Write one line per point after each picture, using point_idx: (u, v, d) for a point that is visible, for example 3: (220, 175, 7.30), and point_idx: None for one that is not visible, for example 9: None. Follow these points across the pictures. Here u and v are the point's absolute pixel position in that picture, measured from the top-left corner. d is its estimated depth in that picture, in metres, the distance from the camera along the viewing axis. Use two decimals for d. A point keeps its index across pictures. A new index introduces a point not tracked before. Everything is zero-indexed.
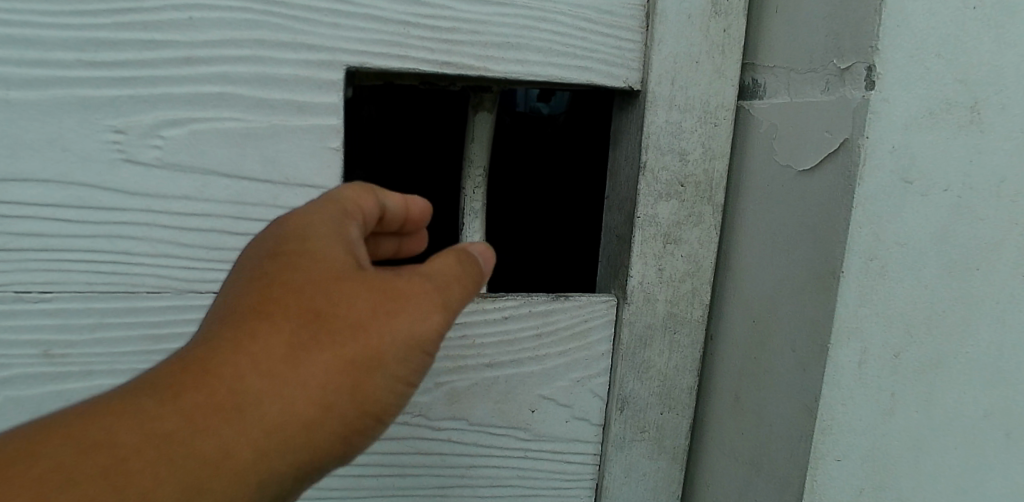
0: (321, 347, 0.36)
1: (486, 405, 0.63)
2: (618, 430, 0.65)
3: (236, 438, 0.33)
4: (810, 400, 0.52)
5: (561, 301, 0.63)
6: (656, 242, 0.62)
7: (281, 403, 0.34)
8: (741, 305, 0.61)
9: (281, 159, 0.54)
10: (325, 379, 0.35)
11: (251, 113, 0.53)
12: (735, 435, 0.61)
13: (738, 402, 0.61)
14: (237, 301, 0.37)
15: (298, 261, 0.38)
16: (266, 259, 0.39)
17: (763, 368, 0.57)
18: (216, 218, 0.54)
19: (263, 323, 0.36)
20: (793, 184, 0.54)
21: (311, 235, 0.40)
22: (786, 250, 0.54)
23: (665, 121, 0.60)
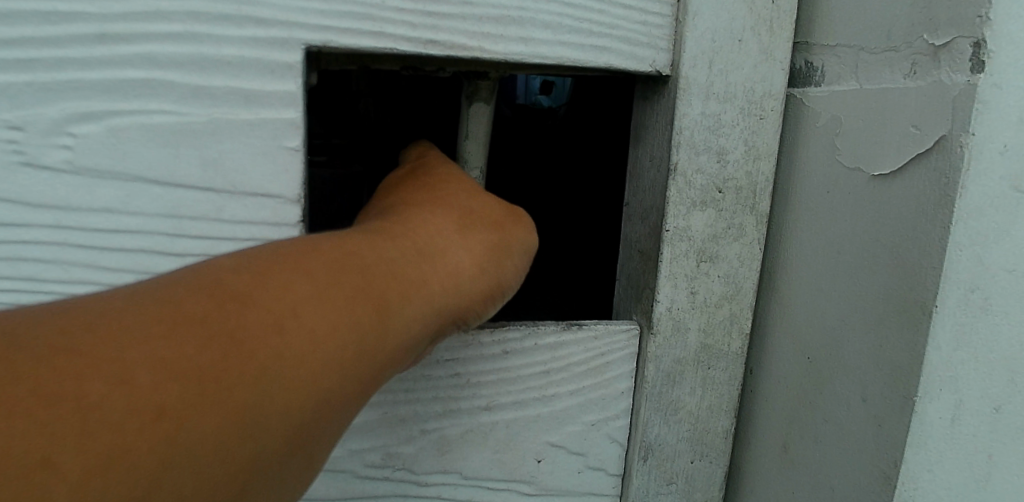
0: (472, 229, 0.43)
1: (482, 455, 0.53)
2: (640, 483, 0.55)
3: (422, 275, 0.38)
4: (888, 466, 0.41)
5: (573, 331, 0.52)
6: (689, 260, 0.51)
7: (453, 257, 0.40)
8: (791, 336, 0.50)
9: (224, 162, 0.43)
10: (478, 248, 0.42)
11: (187, 104, 0.42)
12: (784, 495, 0.50)
13: (789, 458, 0.50)
14: (392, 209, 0.44)
15: (432, 189, 0.46)
16: (402, 193, 0.46)
17: (821, 417, 0.46)
18: (144, 235, 0.43)
19: (424, 209, 0.43)
20: (865, 194, 0.43)
21: (431, 181, 0.48)
22: (853, 274, 0.44)
23: (701, 114, 0.49)
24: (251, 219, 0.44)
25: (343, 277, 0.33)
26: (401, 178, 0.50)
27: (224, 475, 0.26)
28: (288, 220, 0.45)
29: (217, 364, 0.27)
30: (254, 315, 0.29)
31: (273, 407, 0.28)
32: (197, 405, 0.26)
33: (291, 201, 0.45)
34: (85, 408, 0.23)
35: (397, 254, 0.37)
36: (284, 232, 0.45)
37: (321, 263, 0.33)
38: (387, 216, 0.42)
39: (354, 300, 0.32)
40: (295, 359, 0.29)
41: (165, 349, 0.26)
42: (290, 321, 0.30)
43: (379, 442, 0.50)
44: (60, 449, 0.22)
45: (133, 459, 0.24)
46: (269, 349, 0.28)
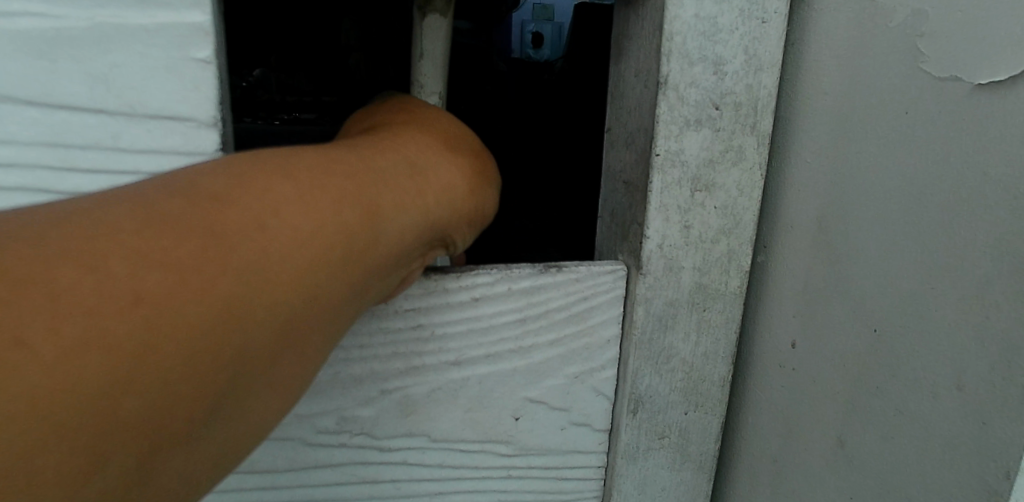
0: (460, 148, 0.39)
1: (453, 415, 0.47)
2: (629, 439, 0.50)
3: (414, 183, 0.34)
4: (1000, 478, 0.32)
5: (552, 274, 0.46)
6: (682, 188, 0.45)
7: (442, 168, 0.37)
8: (833, 289, 0.41)
9: (117, 78, 0.36)
10: (465, 166, 0.39)
11: (61, 5, 0.34)
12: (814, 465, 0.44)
13: (816, 412, 0.43)
14: (373, 127, 0.40)
15: (411, 109, 0.42)
16: (377, 114, 0.42)
17: (847, 363, 0.41)
18: (23, 171, 0.36)
19: (411, 126, 0.39)
20: (901, 103, 0.36)
21: (411, 105, 0.43)
22: (937, 218, 0.35)
23: (695, 15, 0.42)
24: (158, 148, 0.37)
25: (329, 177, 0.30)
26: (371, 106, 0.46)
27: (211, 370, 0.24)
28: (202, 148, 0.38)
29: (197, 255, 0.24)
30: (235, 210, 0.26)
31: (252, 307, 0.25)
32: (176, 293, 0.23)
33: (207, 126, 0.38)
34: (52, 293, 0.21)
35: (386, 162, 0.34)
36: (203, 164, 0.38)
37: (306, 164, 0.30)
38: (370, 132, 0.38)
39: (342, 201, 0.29)
40: (281, 256, 0.26)
41: (139, 238, 0.23)
42: (270, 220, 0.26)
43: (333, 406, 0.44)
44: (21, 331, 0.20)
45: (106, 344, 0.21)
46: (252, 245, 0.26)
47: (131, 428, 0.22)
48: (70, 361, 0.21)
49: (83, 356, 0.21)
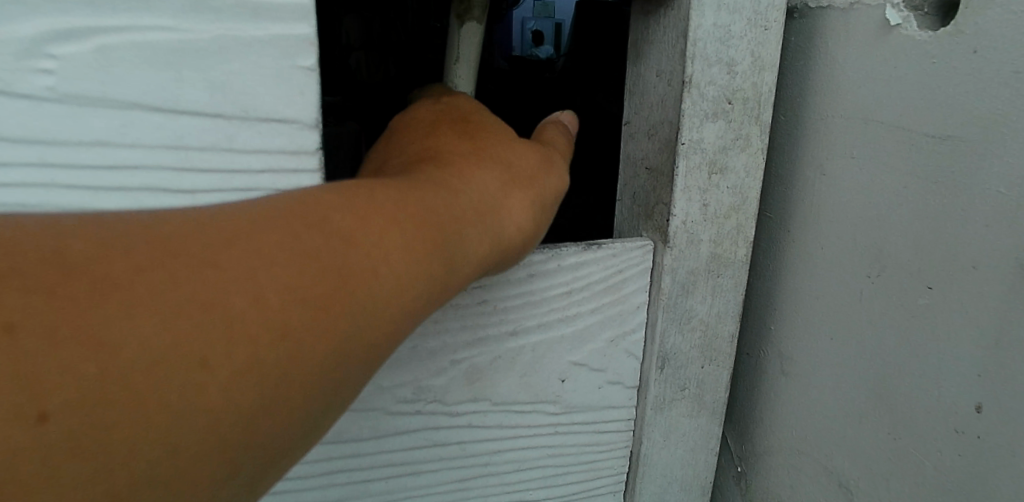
0: (523, 167, 0.42)
1: (511, 380, 0.53)
2: (656, 391, 0.57)
3: (482, 225, 0.37)
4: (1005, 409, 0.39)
5: (593, 251, 0.52)
6: (701, 171, 0.52)
7: (508, 206, 0.39)
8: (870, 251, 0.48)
9: (231, 85, 0.40)
10: (526, 191, 0.41)
11: (186, 20, 0.38)
12: (804, 394, 0.55)
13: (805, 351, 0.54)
14: (439, 133, 0.43)
15: (471, 115, 0.45)
16: (441, 111, 0.45)
17: (823, 308, 0.52)
18: (146, 172, 0.39)
19: (474, 143, 0.42)
20: (873, 101, 0.47)
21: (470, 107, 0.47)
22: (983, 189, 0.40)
23: (713, 24, 0.49)
24: (266, 148, 0.41)
25: (424, 226, 0.33)
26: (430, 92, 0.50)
27: (324, 397, 0.27)
28: (305, 147, 0.42)
29: (327, 296, 0.27)
30: (352, 255, 0.29)
31: (360, 346, 0.29)
32: (309, 330, 0.27)
33: (309, 127, 0.42)
34: (223, 323, 0.24)
35: (462, 201, 0.37)
36: (303, 161, 0.42)
37: (401, 205, 0.33)
38: (438, 146, 0.42)
39: (432, 252, 0.32)
40: (387, 303, 0.30)
41: (287, 278, 0.26)
42: (381, 268, 0.30)
43: (410, 377, 0.49)
44: (201, 357, 0.24)
45: (258, 373, 0.25)
46: (366, 290, 0.29)
47: (265, 448, 0.26)
48: (232, 385, 0.24)
49: (241, 381, 0.24)
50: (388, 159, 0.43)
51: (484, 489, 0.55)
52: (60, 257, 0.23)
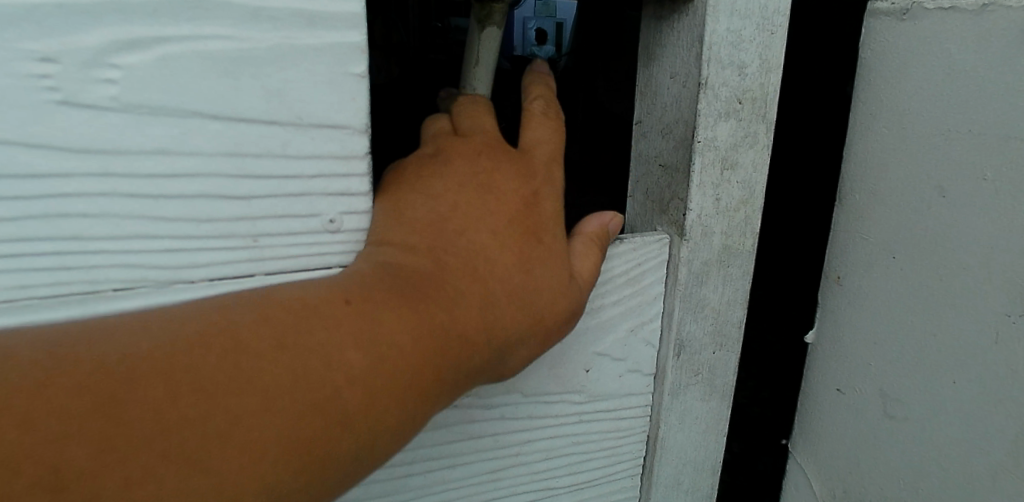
0: (547, 324, 0.44)
1: (541, 373, 0.55)
2: (674, 377, 0.60)
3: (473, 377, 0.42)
4: None
5: (617, 245, 0.55)
6: (715, 167, 0.55)
7: (509, 354, 0.44)
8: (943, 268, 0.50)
9: (286, 92, 0.40)
10: (534, 345, 0.44)
11: (245, 28, 0.39)
12: (860, 393, 0.58)
13: (868, 354, 0.57)
14: (505, 243, 0.44)
15: (545, 227, 0.46)
16: (526, 199, 0.45)
17: (886, 317, 0.55)
18: (204, 179, 0.40)
19: (524, 288, 0.43)
20: (944, 117, 0.49)
21: (552, 208, 0.47)
22: None
23: (726, 29, 0.52)
24: (320, 154, 0.42)
25: (417, 407, 0.38)
26: (531, 125, 0.49)
27: None
28: (356, 151, 0.43)
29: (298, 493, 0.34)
30: (332, 451, 0.35)
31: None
32: None
33: (359, 132, 0.43)
34: None
35: (470, 364, 0.41)
36: (352, 165, 0.43)
37: (411, 386, 0.37)
38: (492, 267, 0.43)
39: (412, 428, 0.38)
40: (353, 477, 0.37)
41: (272, 484, 0.33)
42: (362, 452, 0.36)
43: None
44: None
45: None
46: (337, 477, 0.36)
47: None
48: None
49: None
50: (454, 232, 0.43)
51: (515, 479, 0.57)
52: (65, 483, 0.29)
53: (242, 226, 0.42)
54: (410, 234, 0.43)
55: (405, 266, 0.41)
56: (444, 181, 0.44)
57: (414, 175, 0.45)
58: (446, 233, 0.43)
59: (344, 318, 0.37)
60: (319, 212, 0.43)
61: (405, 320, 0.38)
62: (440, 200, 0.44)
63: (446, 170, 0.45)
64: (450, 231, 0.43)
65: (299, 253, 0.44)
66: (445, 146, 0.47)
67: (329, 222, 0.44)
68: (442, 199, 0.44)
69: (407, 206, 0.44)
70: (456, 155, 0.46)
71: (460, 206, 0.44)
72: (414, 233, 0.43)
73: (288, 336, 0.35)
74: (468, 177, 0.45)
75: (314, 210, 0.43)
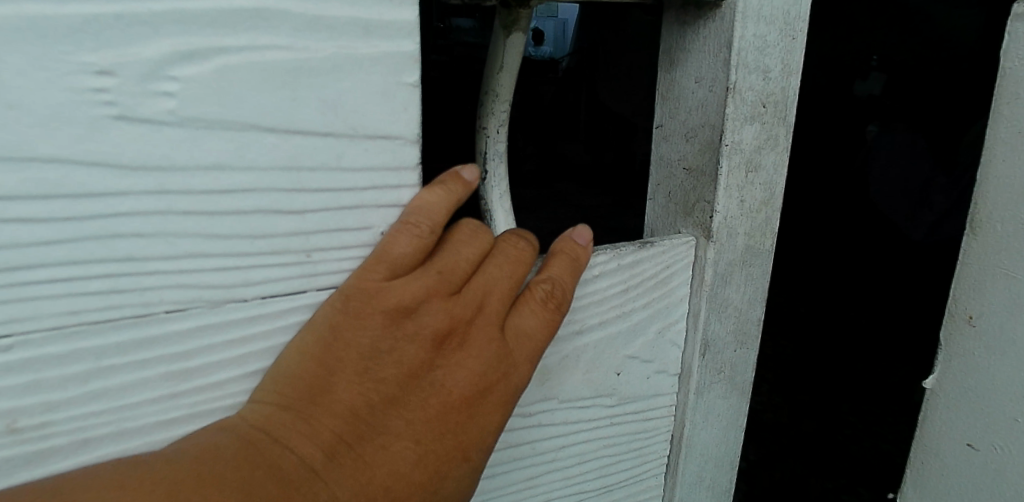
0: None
1: (576, 378, 0.55)
2: (699, 376, 0.61)
3: None
4: None
5: (648, 248, 0.55)
6: (740, 169, 0.56)
7: None
8: None
9: (343, 103, 0.39)
10: None
11: (303, 38, 0.37)
12: (993, 422, 0.64)
13: (1007, 390, 0.63)
14: (419, 462, 0.37)
15: (462, 424, 0.38)
16: (464, 406, 0.38)
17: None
18: (260, 194, 0.39)
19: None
20: None
21: (489, 423, 0.39)
22: None
23: (753, 35, 0.53)
24: (373, 165, 0.41)
25: None
26: (511, 295, 0.41)
27: None
28: (407, 162, 0.42)
29: None
30: None
31: None
32: None
33: (411, 142, 0.42)
34: None
35: None
36: (403, 176, 0.42)
37: None
38: (393, 483, 0.36)
39: None
40: None
41: None
42: None
43: None
44: None
45: None
46: None
47: None
48: None
49: None
50: (366, 420, 0.36)
51: (550, 486, 0.57)
52: None
53: (296, 242, 0.40)
54: (321, 401, 0.35)
55: (296, 447, 0.34)
56: (385, 345, 0.36)
57: (363, 312, 0.36)
58: (358, 417, 0.36)
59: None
60: (370, 225, 0.42)
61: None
62: (368, 373, 0.36)
63: (397, 331, 0.37)
64: (363, 413, 0.36)
65: (350, 267, 0.43)
66: (414, 277, 0.37)
67: (380, 235, 0.43)
68: (371, 371, 0.36)
69: (335, 361, 0.36)
70: (416, 308, 0.37)
71: (389, 389, 0.37)
72: (326, 405, 0.35)
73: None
74: (408, 328, 0.37)
75: (365, 224, 0.42)
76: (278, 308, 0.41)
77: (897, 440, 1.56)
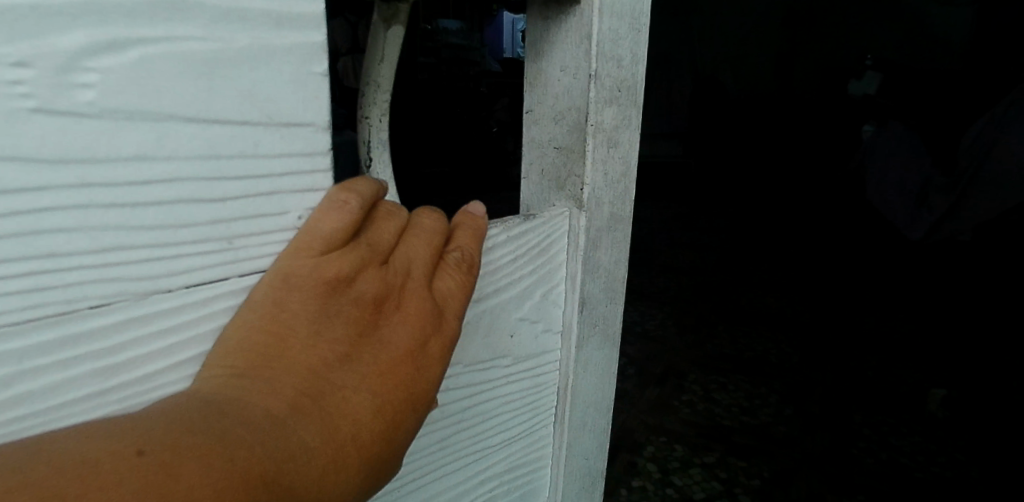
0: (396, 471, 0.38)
1: (476, 342, 0.59)
2: (579, 331, 0.68)
3: None
4: None
5: (532, 221, 0.61)
6: (603, 146, 0.64)
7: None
8: None
9: (259, 93, 0.41)
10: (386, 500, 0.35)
11: (218, 29, 0.38)
12: None
13: None
14: (377, 410, 0.39)
15: (410, 373, 0.42)
16: (409, 357, 0.42)
17: None
18: (182, 183, 0.39)
19: (382, 454, 0.39)
20: None
21: (431, 373, 0.43)
22: None
23: (608, 28, 0.61)
24: (288, 152, 0.43)
25: None
26: (432, 264, 0.46)
27: None
28: (319, 148, 0.45)
29: None
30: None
31: None
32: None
33: (322, 130, 0.44)
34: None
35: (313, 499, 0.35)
36: (316, 161, 0.45)
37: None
38: (359, 429, 0.38)
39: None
40: None
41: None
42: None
43: None
44: None
45: None
46: None
47: None
48: None
49: None
50: (324, 376, 0.38)
51: (459, 445, 0.62)
52: None
53: (218, 230, 0.41)
54: (276, 363, 0.37)
55: (263, 400, 0.36)
56: (330, 309, 0.40)
57: (304, 284, 0.40)
58: (315, 373, 0.38)
59: (181, 458, 0.30)
60: (288, 210, 0.44)
61: (263, 474, 0.32)
62: (319, 335, 0.39)
63: (338, 297, 0.40)
64: (320, 370, 0.38)
65: (270, 251, 0.44)
66: (348, 252, 0.41)
67: (297, 219, 0.45)
68: (322, 332, 0.39)
69: (284, 329, 0.39)
70: (354, 278, 0.41)
71: (339, 348, 0.39)
72: (282, 365, 0.37)
73: (109, 481, 0.28)
74: (349, 294, 0.41)
75: (283, 209, 0.44)
76: (204, 296, 0.42)
77: (915, 455, 1.64)
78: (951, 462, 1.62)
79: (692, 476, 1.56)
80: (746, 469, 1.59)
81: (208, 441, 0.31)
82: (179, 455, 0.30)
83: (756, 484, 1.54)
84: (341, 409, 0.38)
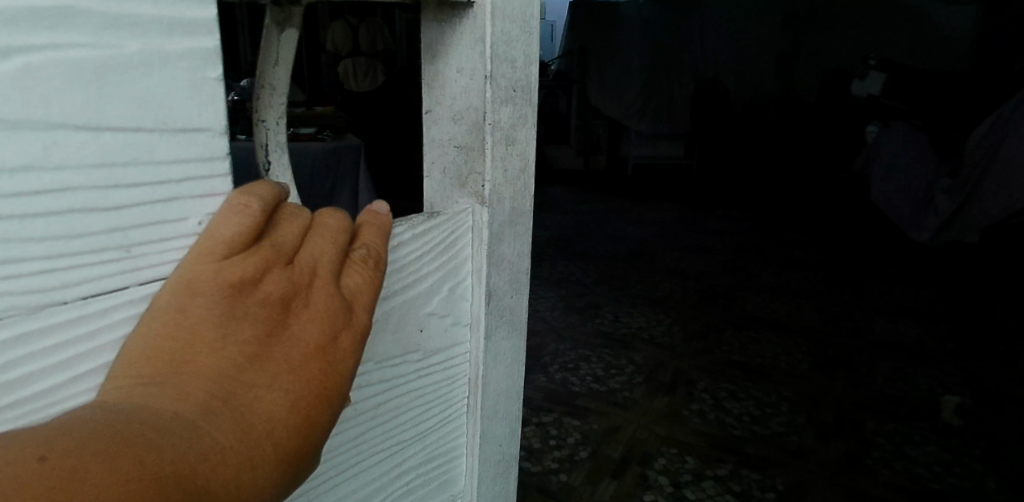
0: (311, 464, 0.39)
1: (386, 338, 0.61)
2: (486, 321, 0.71)
3: None
4: None
5: (435, 218, 0.63)
6: (502, 144, 0.66)
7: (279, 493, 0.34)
8: None
9: (151, 99, 0.41)
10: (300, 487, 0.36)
11: (105, 35, 0.38)
12: None
13: None
14: (291, 405, 0.40)
15: (321, 367, 0.43)
16: (319, 352, 0.43)
17: None
18: (75, 192, 0.39)
19: (298, 448, 0.40)
20: None
21: (343, 366, 0.44)
22: None
23: (501, 30, 0.63)
24: (185, 157, 0.43)
25: None
26: (337, 262, 0.47)
27: None
28: (216, 153, 0.45)
29: None
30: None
31: None
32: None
33: (218, 134, 0.45)
34: None
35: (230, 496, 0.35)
36: (213, 166, 0.45)
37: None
38: (273, 426, 0.39)
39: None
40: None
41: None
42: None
43: None
44: None
45: None
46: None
47: None
48: None
49: None
50: (235, 376, 0.39)
51: (375, 440, 0.63)
52: None
53: (114, 238, 0.41)
54: (184, 368, 0.38)
55: (171, 405, 0.36)
56: (236, 311, 0.40)
57: (208, 288, 0.40)
58: (225, 375, 0.38)
59: (87, 462, 0.30)
60: (187, 216, 0.44)
61: (174, 473, 0.33)
62: (227, 337, 0.39)
63: (243, 298, 0.41)
64: (230, 371, 0.39)
65: (170, 257, 0.44)
66: (251, 255, 0.42)
67: (196, 224, 0.45)
68: (230, 334, 0.40)
69: (190, 333, 0.39)
70: (258, 279, 0.42)
71: (248, 348, 0.40)
72: (190, 370, 0.38)
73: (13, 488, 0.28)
74: (254, 295, 0.41)
75: (181, 215, 0.44)
76: (102, 306, 0.41)
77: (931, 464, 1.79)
78: (966, 471, 1.77)
79: (704, 489, 1.67)
80: (762, 481, 1.70)
81: (116, 445, 0.32)
82: (86, 460, 0.30)
83: (766, 496, 1.65)
84: (253, 408, 0.39)
